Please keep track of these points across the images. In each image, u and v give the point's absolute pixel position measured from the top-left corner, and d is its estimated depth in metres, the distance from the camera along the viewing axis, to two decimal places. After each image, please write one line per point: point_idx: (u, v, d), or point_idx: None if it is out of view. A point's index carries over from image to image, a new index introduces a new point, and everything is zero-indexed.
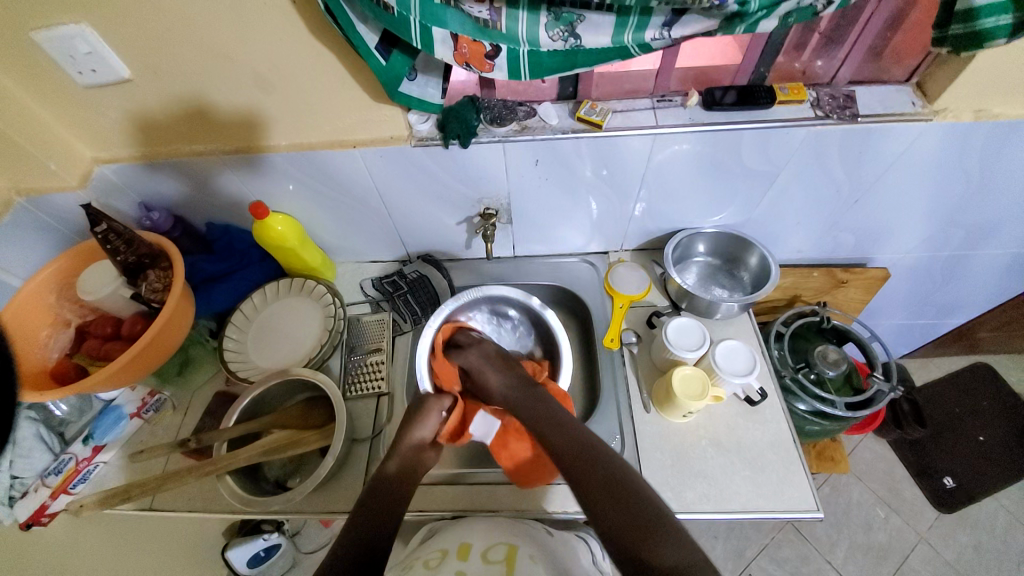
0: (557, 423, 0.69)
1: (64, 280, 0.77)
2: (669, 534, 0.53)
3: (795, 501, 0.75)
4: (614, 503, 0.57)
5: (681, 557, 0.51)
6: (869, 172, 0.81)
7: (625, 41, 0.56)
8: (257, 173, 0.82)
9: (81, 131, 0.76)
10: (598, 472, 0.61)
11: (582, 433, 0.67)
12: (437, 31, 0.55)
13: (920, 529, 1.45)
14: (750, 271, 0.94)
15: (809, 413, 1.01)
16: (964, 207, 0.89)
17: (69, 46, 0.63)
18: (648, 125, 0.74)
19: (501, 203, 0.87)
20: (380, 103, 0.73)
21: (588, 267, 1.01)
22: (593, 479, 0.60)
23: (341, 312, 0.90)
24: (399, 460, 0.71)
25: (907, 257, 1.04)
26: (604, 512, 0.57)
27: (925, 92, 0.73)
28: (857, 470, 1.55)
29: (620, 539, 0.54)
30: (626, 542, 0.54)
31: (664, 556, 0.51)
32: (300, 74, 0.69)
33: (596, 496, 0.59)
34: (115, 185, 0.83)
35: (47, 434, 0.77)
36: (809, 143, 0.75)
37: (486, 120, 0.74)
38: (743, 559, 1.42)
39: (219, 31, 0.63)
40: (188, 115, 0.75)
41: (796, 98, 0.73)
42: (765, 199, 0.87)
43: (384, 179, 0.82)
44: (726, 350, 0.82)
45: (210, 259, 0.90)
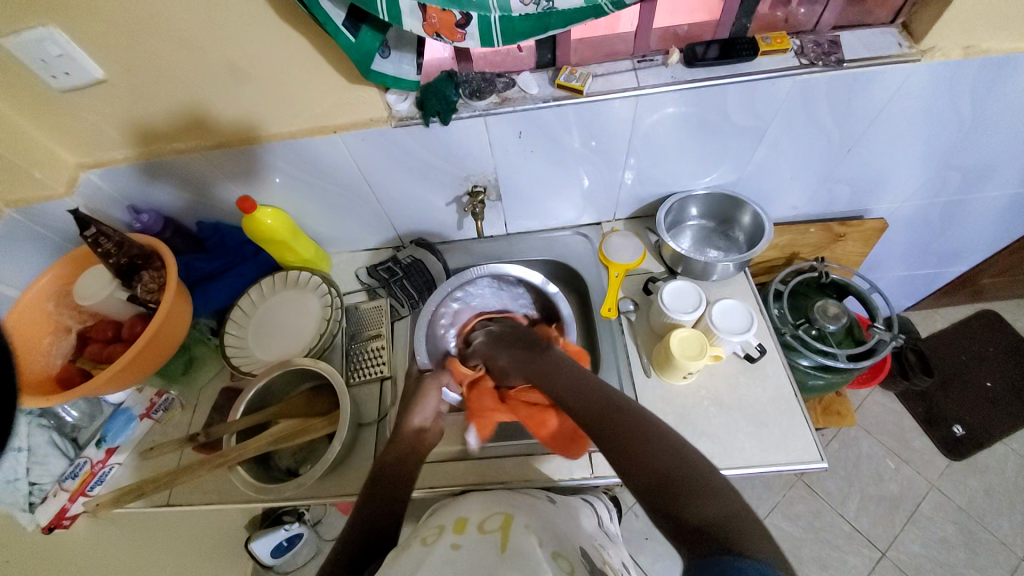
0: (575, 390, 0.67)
1: (62, 288, 0.78)
2: (708, 487, 0.51)
3: (799, 453, 0.75)
4: (647, 456, 0.55)
5: (725, 508, 0.49)
6: (859, 119, 0.79)
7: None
8: (241, 168, 0.82)
9: (61, 137, 0.76)
10: (630, 425, 0.59)
11: (608, 393, 0.65)
12: (404, 1, 0.54)
13: (931, 477, 1.46)
14: (745, 229, 0.94)
15: (813, 368, 1.01)
16: (960, 149, 0.87)
17: (40, 50, 0.62)
18: (630, 87, 0.73)
19: (489, 179, 0.87)
20: (357, 85, 0.72)
21: (581, 239, 1.00)
22: (627, 437, 0.58)
23: (338, 301, 0.90)
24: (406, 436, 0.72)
25: (904, 206, 1.03)
26: (636, 470, 0.55)
27: (911, 32, 0.72)
28: (865, 424, 1.56)
29: (658, 503, 0.51)
30: (661, 501, 0.51)
31: (707, 510, 0.49)
32: (274, 61, 0.68)
33: (628, 449, 0.57)
34: (101, 189, 0.83)
35: (60, 440, 0.80)
36: (795, 95, 0.74)
37: (465, 95, 0.73)
38: (756, 518, 1.44)
39: (186, 22, 0.62)
40: (166, 113, 0.74)
41: (779, 48, 0.71)
42: (755, 155, 0.85)
43: (369, 163, 0.82)
44: (723, 309, 0.82)
45: (203, 258, 0.90)
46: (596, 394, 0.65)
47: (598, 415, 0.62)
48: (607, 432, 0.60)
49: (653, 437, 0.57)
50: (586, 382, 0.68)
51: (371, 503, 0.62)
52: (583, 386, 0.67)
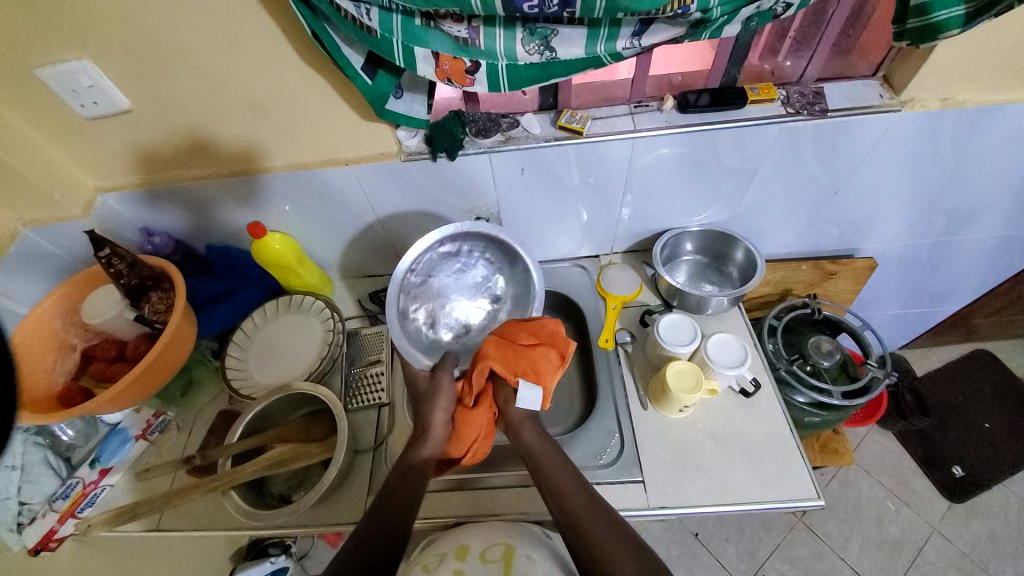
0: (560, 478, 0.66)
1: (71, 307, 0.80)
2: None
3: (795, 489, 0.75)
4: (620, 545, 0.57)
5: None
6: (845, 164, 0.83)
7: (598, 51, 0.59)
8: (254, 195, 0.85)
9: (84, 161, 0.79)
10: (625, 554, 0.56)
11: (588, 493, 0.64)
12: (419, 50, 0.58)
13: (933, 520, 1.44)
14: (738, 265, 0.96)
15: (808, 404, 1.02)
16: (943, 193, 0.91)
17: (72, 81, 0.66)
18: (627, 130, 0.77)
19: (491, 212, 0.90)
20: (369, 122, 0.76)
21: (580, 271, 1.03)
22: (597, 527, 0.59)
23: (339, 326, 0.92)
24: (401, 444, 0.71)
25: (892, 246, 1.06)
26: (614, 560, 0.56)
27: (891, 85, 0.77)
28: (864, 463, 1.55)
29: None
30: None
31: None
32: (293, 99, 0.72)
33: (605, 545, 0.57)
34: (117, 212, 0.85)
35: (54, 459, 0.80)
36: (783, 140, 0.78)
37: (471, 133, 0.77)
38: (756, 559, 1.40)
39: (214, 60, 0.67)
40: (185, 143, 0.78)
41: (767, 97, 0.76)
42: (747, 195, 0.89)
43: (377, 194, 0.85)
44: (718, 342, 0.83)
45: (210, 281, 0.92)
46: (575, 489, 0.64)
47: (574, 502, 0.63)
48: (582, 537, 0.59)
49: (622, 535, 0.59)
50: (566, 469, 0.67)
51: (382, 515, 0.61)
52: (563, 471, 0.67)
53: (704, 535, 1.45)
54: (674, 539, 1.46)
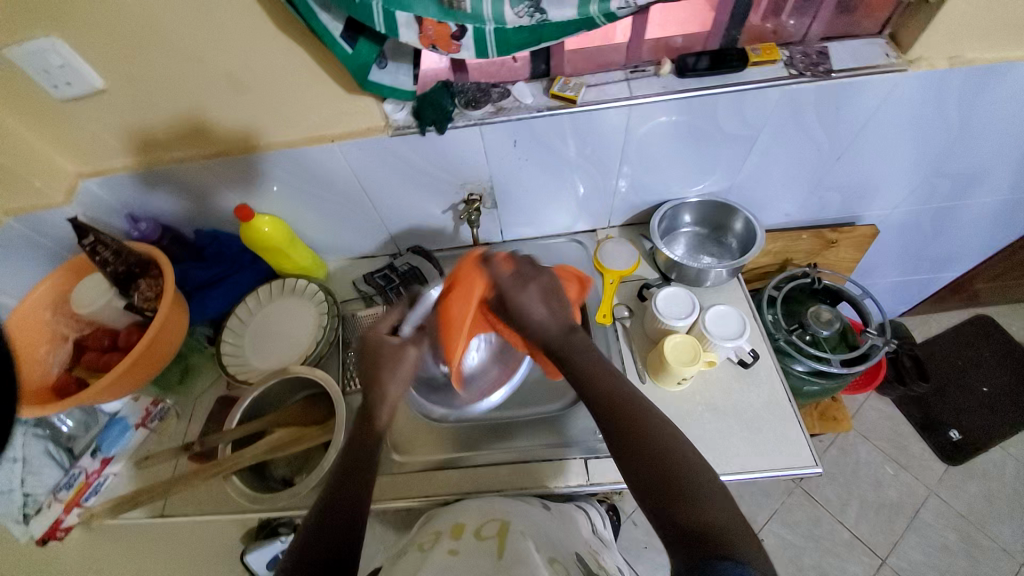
0: (607, 375, 0.63)
1: (58, 297, 0.78)
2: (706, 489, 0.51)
3: (795, 458, 0.76)
4: (657, 455, 0.55)
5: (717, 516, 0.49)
6: (848, 128, 0.81)
7: (591, 12, 0.56)
8: (240, 176, 0.82)
9: (61, 146, 0.77)
10: (654, 450, 0.55)
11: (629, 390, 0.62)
12: (401, 15, 0.55)
13: (929, 482, 1.46)
14: (738, 236, 0.95)
15: (807, 373, 1.02)
16: (948, 156, 0.89)
17: (41, 60, 0.63)
18: (622, 97, 0.74)
19: (485, 187, 0.87)
20: (355, 96, 0.73)
21: (577, 246, 1.01)
22: (637, 437, 0.57)
23: (334, 309, 0.90)
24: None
25: (894, 213, 1.04)
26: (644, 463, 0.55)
27: (898, 43, 0.73)
28: (862, 429, 1.57)
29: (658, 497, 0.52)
30: (658, 495, 0.52)
31: (696, 514, 0.50)
32: (272, 73, 0.69)
33: (641, 446, 0.56)
34: (100, 198, 0.83)
35: (55, 450, 0.78)
36: (785, 103, 0.75)
37: (461, 104, 0.74)
38: (756, 525, 1.43)
39: (187, 34, 0.63)
40: (164, 125, 0.75)
41: (769, 59, 0.73)
42: (747, 164, 0.87)
43: (366, 171, 0.82)
44: (717, 315, 0.83)
45: (201, 266, 0.91)
46: (619, 395, 0.61)
47: (612, 405, 0.60)
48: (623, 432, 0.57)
49: (663, 442, 0.56)
50: (607, 371, 0.64)
51: (343, 496, 0.59)
52: (602, 376, 0.63)
53: None
54: None
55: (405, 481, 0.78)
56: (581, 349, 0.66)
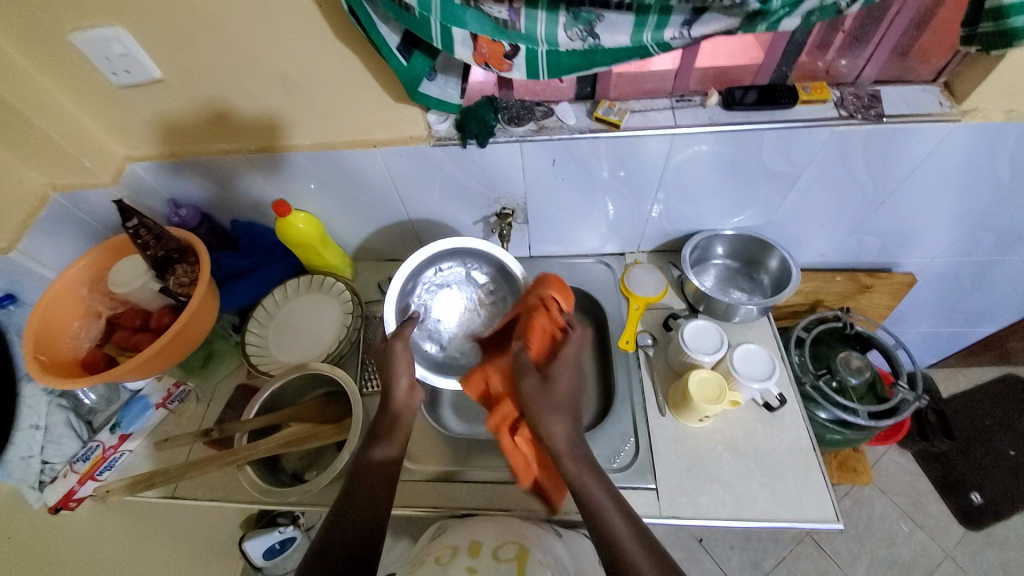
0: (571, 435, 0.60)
1: (95, 274, 0.80)
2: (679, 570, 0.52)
3: (813, 510, 0.73)
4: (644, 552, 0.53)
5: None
6: (894, 174, 0.79)
7: (645, 40, 0.56)
8: (281, 173, 0.84)
9: (115, 130, 0.79)
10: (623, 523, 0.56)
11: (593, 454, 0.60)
12: (457, 32, 0.56)
13: (948, 546, 1.40)
14: (771, 273, 0.93)
15: (831, 421, 0.98)
16: (997, 211, 0.86)
17: (107, 47, 0.66)
18: (666, 126, 0.74)
19: (517, 202, 0.87)
20: (401, 104, 0.74)
21: (604, 269, 1.00)
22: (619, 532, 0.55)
23: (359, 309, 0.91)
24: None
25: (934, 263, 1.01)
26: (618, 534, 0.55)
27: (953, 93, 0.72)
28: (880, 482, 1.51)
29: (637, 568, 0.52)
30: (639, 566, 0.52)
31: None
32: (323, 76, 0.71)
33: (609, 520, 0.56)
34: (146, 182, 0.86)
35: (76, 422, 0.81)
36: (831, 144, 0.74)
37: (503, 120, 0.74)
38: (760, 570, 1.38)
39: (247, 33, 0.65)
40: (214, 117, 0.77)
41: (819, 98, 0.72)
42: (786, 201, 0.85)
43: (403, 178, 0.84)
44: (744, 354, 0.81)
45: (234, 256, 0.93)
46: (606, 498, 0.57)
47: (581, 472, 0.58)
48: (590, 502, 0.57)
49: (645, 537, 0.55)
50: (594, 468, 0.59)
51: (358, 509, 0.59)
52: (588, 475, 0.58)
53: (708, 541, 1.44)
54: (678, 543, 1.44)
55: (413, 490, 0.77)
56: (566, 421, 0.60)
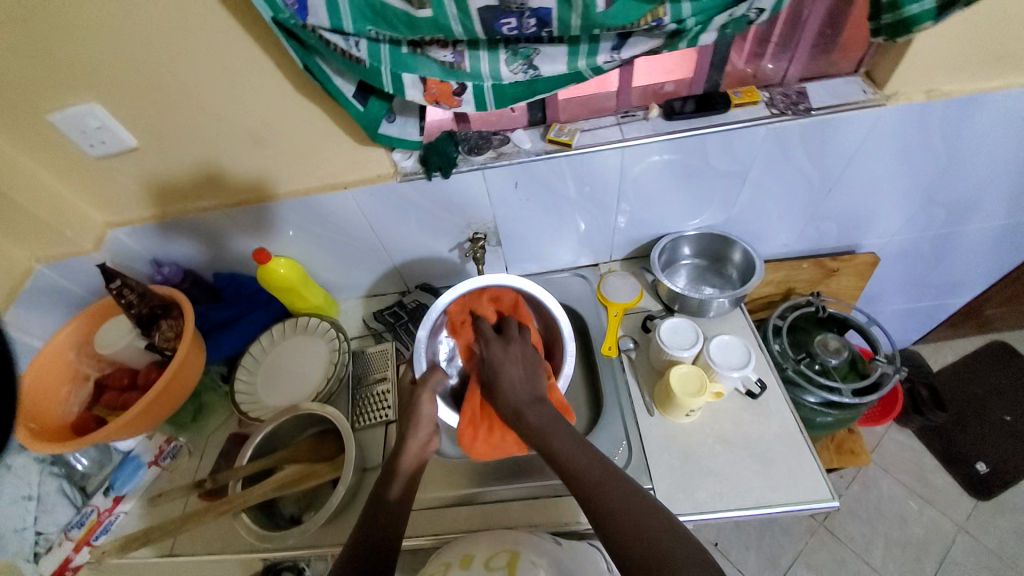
0: (562, 440, 0.64)
1: (82, 339, 0.82)
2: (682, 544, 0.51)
3: (808, 490, 0.75)
4: (632, 521, 0.54)
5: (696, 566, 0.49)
6: (836, 162, 0.84)
7: (580, 66, 0.61)
8: (257, 222, 0.88)
9: (95, 199, 0.83)
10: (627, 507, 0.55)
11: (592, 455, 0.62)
12: (407, 77, 0.61)
13: (960, 519, 1.40)
14: (737, 266, 0.97)
15: (819, 404, 1.00)
16: (939, 184, 0.91)
17: (81, 122, 0.70)
18: (615, 140, 0.79)
19: (488, 226, 0.91)
20: (364, 145, 0.78)
21: (580, 281, 1.03)
22: (608, 496, 0.57)
23: (345, 345, 0.93)
24: (411, 461, 0.70)
25: (893, 240, 1.06)
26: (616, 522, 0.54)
27: (874, 80, 0.78)
28: (884, 463, 1.52)
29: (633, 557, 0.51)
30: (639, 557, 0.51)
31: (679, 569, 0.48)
32: (288, 127, 0.75)
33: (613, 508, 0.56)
34: (127, 245, 0.89)
35: (69, 488, 0.82)
36: (770, 141, 0.79)
37: (464, 151, 0.79)
38: (779, 567, 1.37)
39: (213, 96, 0.70)
40: (187, 177, 0.81)
41: (750, 100, 0.78)
42: (741, 197, 0.90)
43: (375, 214, 0.87)
44: (720, 345, 0.84)
45: (218, 307, 0.95)
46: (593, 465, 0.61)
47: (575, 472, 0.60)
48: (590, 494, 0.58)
49: (634, 503, 0.56)
50: (573, 438, 0.65)
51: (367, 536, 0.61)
52: (564, 437, 0.65)
53: (723, 544, 1.42)
54: None
55: (414, 519, 0.78)
56: (528, 406, 0.70)
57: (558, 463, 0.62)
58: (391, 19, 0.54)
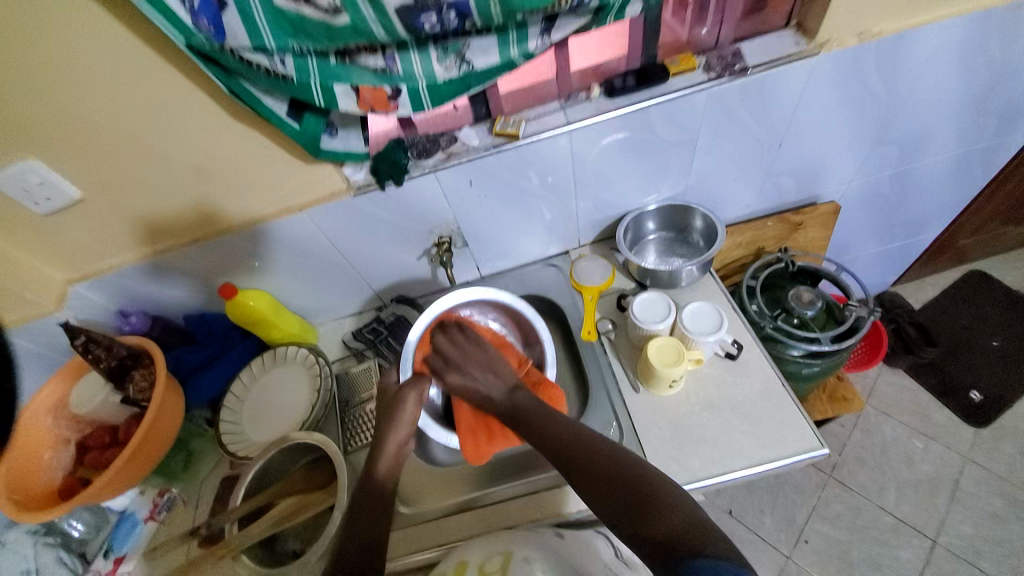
0: (547, 422, 0.68)
1: (57, 402, 0.80)
2: (665, 499, 0.56)
3: (800, 441, 0.75)
4: (617, 485, 0.59)
5: (679, 518, 0.54)
6: (780, 117, 0.85)
7: (512, 55, 0.62)
8: (219, 258, 0.87)
9: (49, 258, 0.81)
10: (612, 473, 0.60)
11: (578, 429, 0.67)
12: (339, 87, 0.60)
13: (961, 450, 1.43)
14: (700, 232, 0.98)
15: (803, 356, 1.01)
16: (885, 124, 0.93)
17: (23, 180, 0.68)
18: (560, 125, 0.79)
19: (452, 229, 0.91)
20: (312, 166, 0.78)
21: (553, 270, 1.04)
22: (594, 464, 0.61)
23: (326, 368, 0.93)
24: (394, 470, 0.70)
25: (851, 186, 1.08)
26: (603, 491, 0.59)
27: (806, 31, 0.79)
28: (882, 407, 1.54)
29: (623, 521, 0.56)
30: (628, 520, 0.56)
31: (667, 522, 0.53)
32: (233, 157, 0.74)
33: (599, 478, 0.60)
34: (90, 301, 0.87)
35: (67, 556, 0.80)
36: (712, 105, 0.80)
37: (414, 155, 0.79)
38: (796, 526, 1.38)
39: (151, 136, 0.69)
40: (140, 222, 0.80)
41: (687, 67, 0.79)
42: (696, 164, 0.91)
43: (337, 233, 0.87)
44: (692, 313, 0.84)
45: (192, 350, 0.93)
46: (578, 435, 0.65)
47: (562, 449, 0.64)
48: (578, 469, 0.62)
49: (617, 463, 0.61)
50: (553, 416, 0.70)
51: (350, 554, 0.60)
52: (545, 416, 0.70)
53: (738, 511, 1.43)
54: None
55: (415, 534, 0.77)
56: (530, 404, 0.73)
57: (543, 441, 0.67)
58: (312, 32, 0.54)
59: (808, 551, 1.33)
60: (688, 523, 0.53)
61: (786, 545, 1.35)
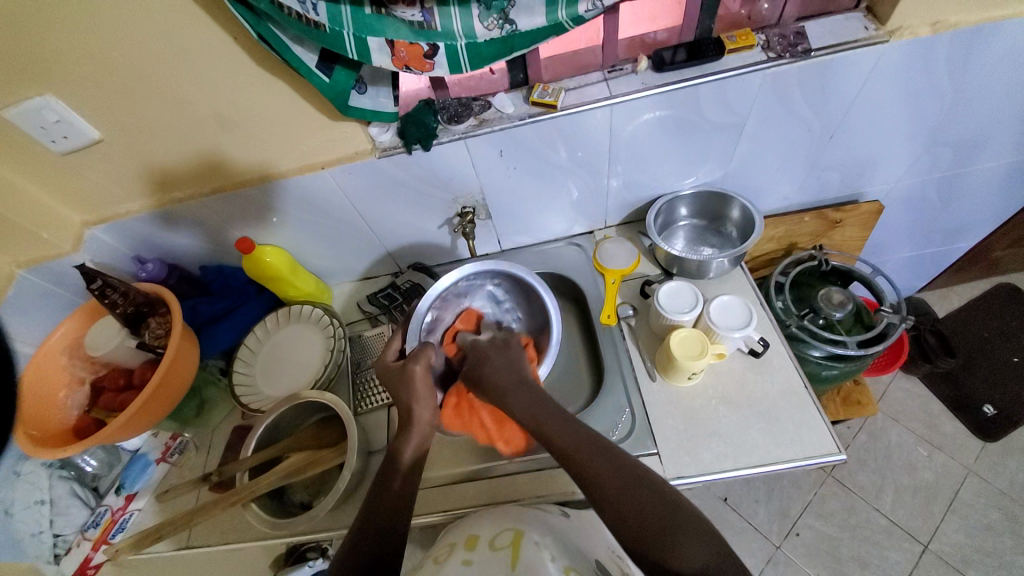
0: (557, 421, 0.64)
1: (73, 343, 0.80)
2: (689, 526, 0.53)
3: (815, 446, 0.74)
4: (636, 502, 0.56)
5: (706, 552, 0.51)
6: (836, 106, 0.80)
7: (560, 18, 0.57)
8: (238, 211, 0.85)
9: (67, 197, 0.79)
10: (626, 485, 0.57)
11: (590, 432, 0.63)
12: (372, 40, 0.57)
13: (966, 461, 1.41)
14: (736, 224, 0.94)
15: (824, 358, 0.99)
16: (946, 123, 0.86)
17: (39, 117, 0.66)
18: (603, 97, 0.74)
19: (476, 199, 0.88)
20: (338, 122, 0.74)
21: (575, 249, 1.01)
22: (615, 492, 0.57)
23: (340, 331, 0.91)
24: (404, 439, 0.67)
25: (898, 186, 1.02)
26: (620, 504, 0.56)
27: (877, 15, 0.73)
28: (891, 412, 1.52)
29: (639, 540, 0.53)
30: (645, 538, 0.53)
31: (688, 555, 0.51)
32: (255, 106, 0.71)
33: (613, 491, 0.57)
34: (107, 244, 0.86)
35: (81, 490, 0.83)
36: (767, 87, 0.75)
37: (444, 120, 0.75)
38: (789, 519, 1.39)
39: (174, 79, 0.66)
40: (159, 168, 0.77)
41: (746, 44, 0.73)
42: (739, 150, 0.86)
43: (358, 194, 0.84)
44: (721, 305, 0.82)
45: (208, 301, 0.93)
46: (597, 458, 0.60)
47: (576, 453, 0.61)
48: (590, 478, 0.59)
49: (631, 477, 0.58)
50: (570, 422, 0.64)
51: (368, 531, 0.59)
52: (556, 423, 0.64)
53: (733, 500, 1.44)
54: (704, 507, 1.44)
55: (423, 497, 0.78)
56: (528, 400, 0.67)
57: (555, 446, 0.62)
58: None
59: (798, 544, 1.35)
60: (709, 561, 0.51)
61: (777, 537, 1.37)
